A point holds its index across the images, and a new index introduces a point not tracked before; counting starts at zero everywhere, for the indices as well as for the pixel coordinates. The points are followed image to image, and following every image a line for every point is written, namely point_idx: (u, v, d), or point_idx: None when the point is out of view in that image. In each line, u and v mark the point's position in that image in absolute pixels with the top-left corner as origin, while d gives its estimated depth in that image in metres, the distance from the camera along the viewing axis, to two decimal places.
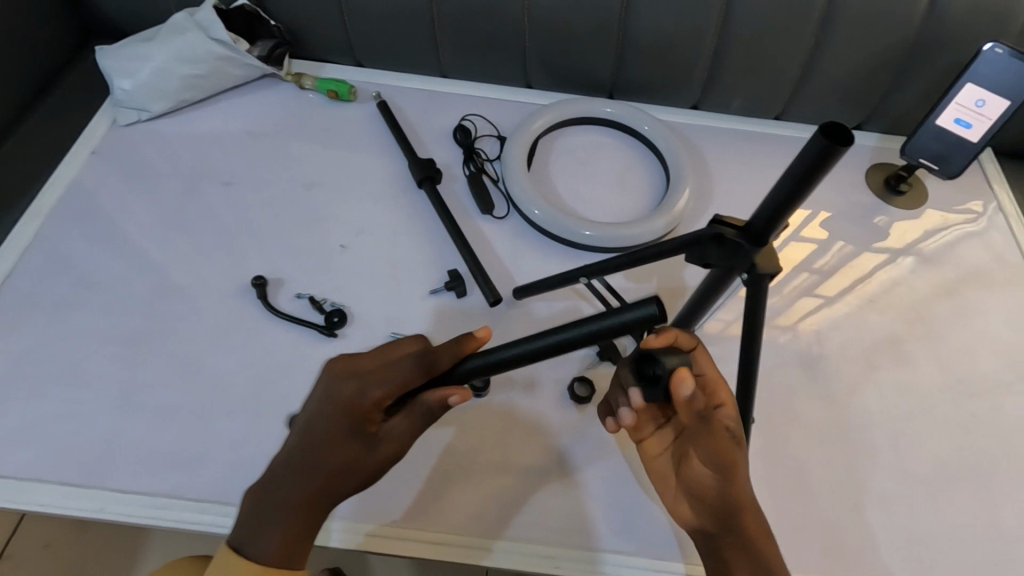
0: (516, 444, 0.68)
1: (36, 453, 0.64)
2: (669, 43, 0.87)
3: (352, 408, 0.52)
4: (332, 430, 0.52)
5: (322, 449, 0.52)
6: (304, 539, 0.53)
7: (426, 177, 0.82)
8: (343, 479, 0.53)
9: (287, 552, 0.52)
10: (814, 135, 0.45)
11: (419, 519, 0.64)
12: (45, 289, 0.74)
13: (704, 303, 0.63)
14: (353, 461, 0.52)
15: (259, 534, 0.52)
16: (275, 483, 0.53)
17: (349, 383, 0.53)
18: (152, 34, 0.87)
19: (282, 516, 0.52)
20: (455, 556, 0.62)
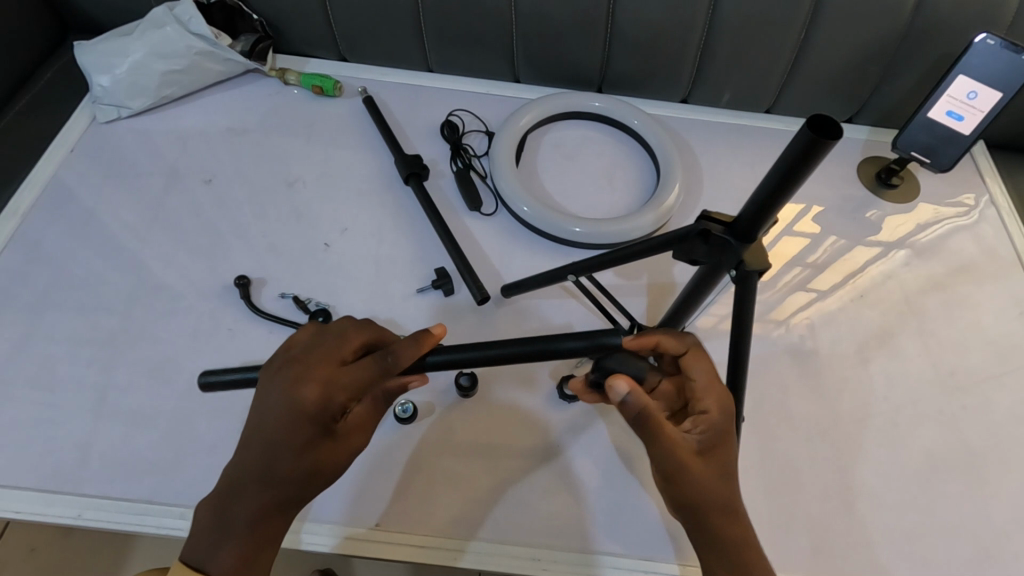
0: (503, 446, 0.67)
1: (12, 458, 0.63)
2: (658, 35, 0.85)
3: (317, 413, 0.51)
4: (296, 437, 0.50)
5: (287, 455, 0.50)
6: (268, 545, 0.51)
7: (412, 174, 0.80)
8: (312, 482, 0.51)
9: (250, 561, 0.50)
10: (802, 129, 0.44)
11: (404, 522, 0.63)
12: (21, 291, 0.72)
13: (692, 300, 0.62)
14: (322, 463, 0.51)
15: (221, 542, 0.50)
16: (235, 491, 0.50)
17: (310, 388, 0.51)
18: (130, 29, 0.85)
19: (244, 525, 0.50)
20: (440, 560, 0.61)
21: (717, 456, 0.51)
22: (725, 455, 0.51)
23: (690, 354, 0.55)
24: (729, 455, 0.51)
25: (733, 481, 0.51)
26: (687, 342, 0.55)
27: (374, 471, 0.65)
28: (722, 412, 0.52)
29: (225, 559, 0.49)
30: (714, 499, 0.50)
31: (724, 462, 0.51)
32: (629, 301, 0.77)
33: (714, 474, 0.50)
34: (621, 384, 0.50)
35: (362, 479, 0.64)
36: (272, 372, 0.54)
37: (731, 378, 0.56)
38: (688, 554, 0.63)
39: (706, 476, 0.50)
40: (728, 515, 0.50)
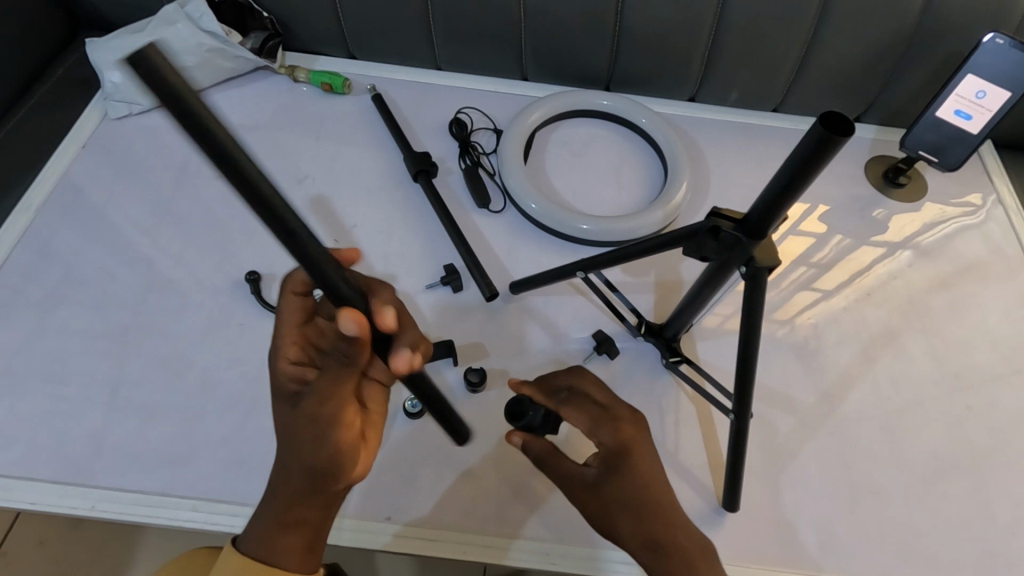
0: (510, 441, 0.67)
1: (25, 450, 0.64)
2: (666, 34, 0.86)
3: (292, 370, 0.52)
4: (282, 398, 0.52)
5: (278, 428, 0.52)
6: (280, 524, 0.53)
7: (421, 171, 0.81)
8: (309, 447, 0.50)
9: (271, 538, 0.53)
10: (814, 126, 0.44)
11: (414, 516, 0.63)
12: (35, 285, 0.73)
13: (702, 297, 0.63)
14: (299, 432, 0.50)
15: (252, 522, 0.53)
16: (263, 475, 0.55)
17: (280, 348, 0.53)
18: (141, 26, 0.85)
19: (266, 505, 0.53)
20: (450, 553, 0.62)
21: (612, 482, 0.54)
22: (620, 481, 0.54)
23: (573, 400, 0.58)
24: (625, 481, 0.54)
25: (639, 505, 0.53)
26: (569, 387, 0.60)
27: (382, 465, 0.65)
28: (607, 443, 0.56)
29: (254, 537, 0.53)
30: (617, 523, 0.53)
31: (620, 488, 0.54)
32: (637, 298, 0.77)
33: (608, 500, 0.54)
34: (513, 439, 0.59)
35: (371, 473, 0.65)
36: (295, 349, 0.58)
37: (740, 375, 0.59)
38: None
39: (603, 503, 0.54)
40: (644, 535, 0.52)
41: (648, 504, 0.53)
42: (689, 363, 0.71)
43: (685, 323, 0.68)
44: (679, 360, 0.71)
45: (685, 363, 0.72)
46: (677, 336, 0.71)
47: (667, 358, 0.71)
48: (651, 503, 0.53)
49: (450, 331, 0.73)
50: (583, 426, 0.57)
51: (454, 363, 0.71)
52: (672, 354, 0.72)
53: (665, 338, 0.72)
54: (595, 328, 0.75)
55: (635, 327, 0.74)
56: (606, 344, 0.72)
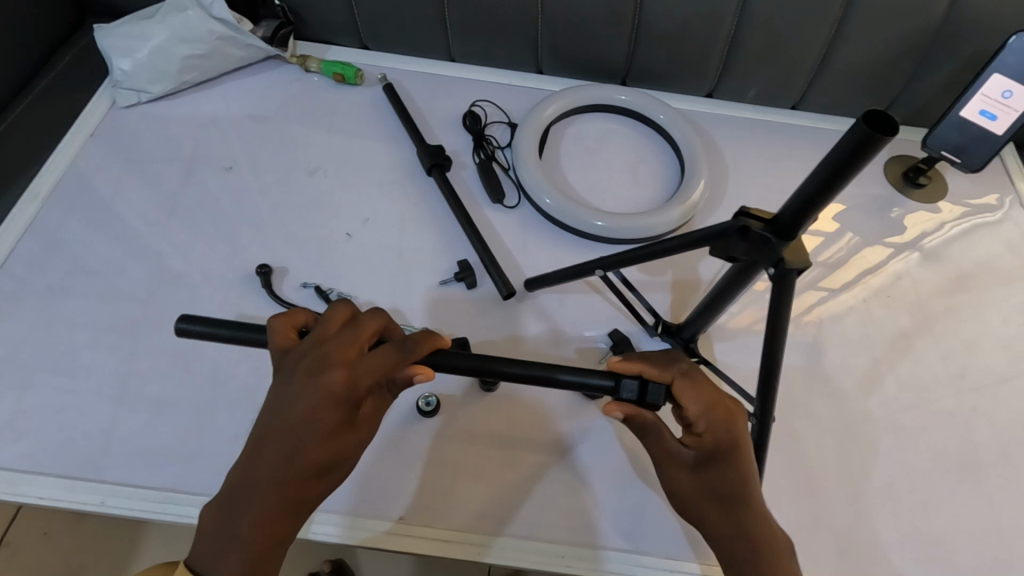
0: (527, 442, 0.67)
1: (32, 444, 0.63)
2: (686, 29, 0.84)
3: (344, 399, 0.49)
4: (325, 424, 0.49)
5: (307, 442, 0.48)
6: (278, 547, 0.48)
7: (435, 164, 0.79)
8: (329, 472, 0.50)
9: (262, 563, 0.47)
10: (857, 124, 0.44)
11: (429, 516, 0.62)
12: (43, 276, 0.72)
13: (724, 297, 0.62)
14: (342, 449, 0.50)
15: (238, 536, 0.46)
16: (247, 491, 0.47)
17: (332, 373, 0.49)
18: (150, 12, 0.83)
19: (255, 521, 0.47)
20: (464, 554, 0.61)
21: (714, 471, 0.50)
22: (720, 475, 0.50)
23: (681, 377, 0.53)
24: (724, 477, 0.50)
25: (731, 503, 0.49)
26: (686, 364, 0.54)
27: (395, 463, 0.64)
28: (716, 435, 0.50)
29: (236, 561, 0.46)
30: (708, 513, 0.50)
31: (717, 482, 0.50)
32: (652, 297, 0.76)
33: (705, 489, 0.50)
34: (615, 412, 0.54)
35: (382, 472, 0.64)
36: (288, 368, 0.51)
37: (763, 380, 0.57)
38: (711, 553, 0.62)
39: (700, 488, 0.50)
40: (734, 532, 0.49)
41: (741, 505, 0.49)
42: (706, 363, 0.70)
43: (703, 325, 0.67)
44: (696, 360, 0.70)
45: (769, 349, 0.57)
46: (695, 336, 0.69)
47: None
48: (743, 501, 0.49)
49: (461, 328, 0.72)
50: (692, 408, 0.51)
51: None
52: (689, 355, 0.70)
53: (682, 338, 0.70)
54: (611, 327, 0.74)
55: (652, 327, 0.73)
56: (592, 382, 0.55)
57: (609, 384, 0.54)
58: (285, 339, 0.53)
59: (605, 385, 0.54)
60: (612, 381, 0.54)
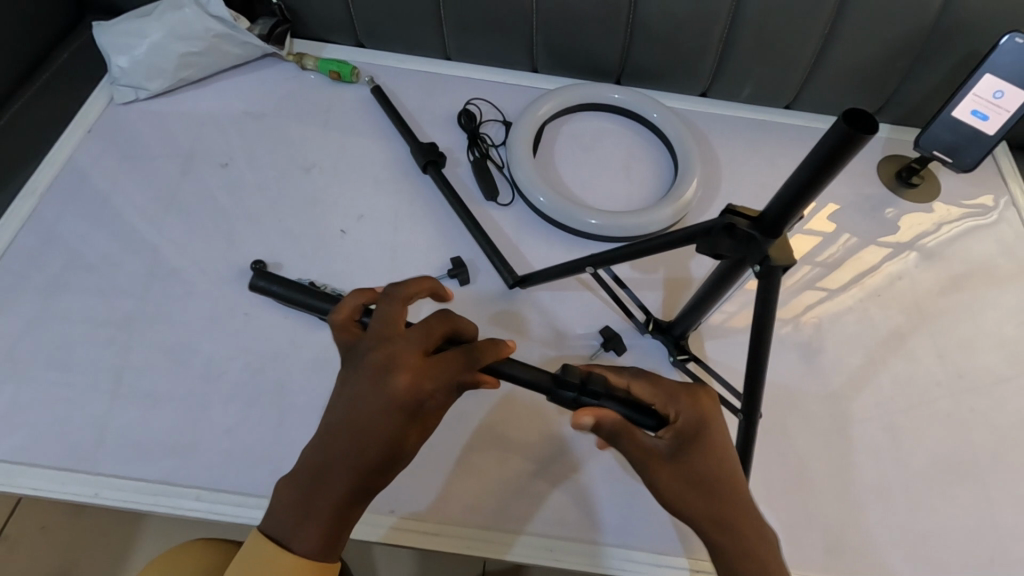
0: (529, 437, 0.67)
1: (29, 437, 0.63)
2: (679, 29, 0.85)
3: (410, 404, 0.50)
4: (388, 429, 0.49)
5: (374, 442, 0.49)
6: (349, 526, 0.51)
7: (430, 162, 0.80)
8: (393, 469, 0.51)
9: (333, 544, 0.50)
10: (837, 123, 0.44)
11: (445, 514, 0.63)
12: (39, 271, 0.72)
13: (714, 294, 0.62)
14: (408, 446, 0.51)
15: (306, 523, 0.49)
16: (319, 477, 0.49)
17: (400, 379, 0.50)
18: (148, 10, 0.84)
19: (325, 511, 0.49)
20: (483, 551, 0.62)
21: (691, 456, 0.52)
22: (694, 458, 0.52)
23: (632, 383, 0.55)
24: (699, 460, 0.52)
25: (710, 486, 0.51)
26: (632, 370, 0.56)
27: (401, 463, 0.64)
28: (687, 417, 0.53)
29: (315, 537, 0.49)
30: (693, 499, 0.51)
31: (692, 465, 0.51)
32: (645, 295, 0.77)
33: (682, 474, 0.51)
34: (586, 418, 0.51)
35: None
36: (355, 364, 0.52)
37: (750, 376, 0.58)
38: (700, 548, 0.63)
39: (676, 474, 0.51)
40: (715, 517, 0.51)
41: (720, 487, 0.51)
42: (696, 361, 0.70)
43: (694, 322, 0.68)
44: (686, 358, 0.70)
45: (755, 344, 0.58)
46: (686, 333, 0.70)
47: (674, 355, 0.71)
48: (725, 482, 0.52)
49: None
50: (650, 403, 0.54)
51: None
52: (679, 352, 0.71)
53: (673, 335, 0.71)
54: (602, 324, 0.74)
55: (643, 324, 0.73)
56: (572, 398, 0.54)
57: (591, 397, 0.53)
58: (345, 333, 0.55)
59: (569, 394, 0.54)
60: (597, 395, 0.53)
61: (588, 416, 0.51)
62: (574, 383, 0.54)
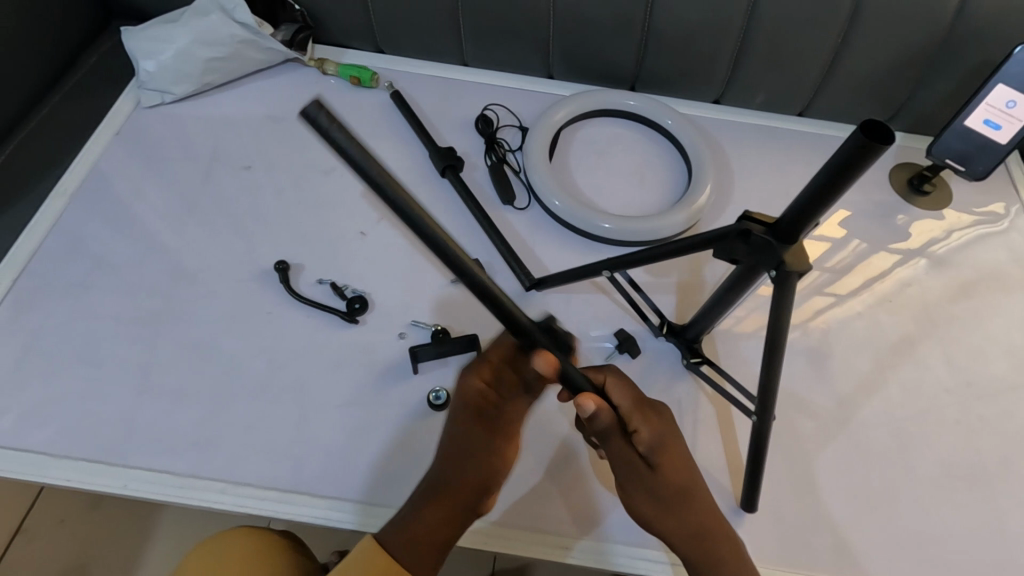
0: (556, 437, 0.68)
1: (60, 430, 0.65)
2: (694, 37, 0.86)
3: (471, 403, 0.63)
4: (461, 426, 0.62)
5: (457, 439, 0.62)
6: (437, 515, 0.60)
7: (448, 166, 0.82)
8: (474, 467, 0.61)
9: (422, 535, 0.59)
10: (853, 133, 0.46)
11: (515, 516, 0.64)
12: (69, 269, 0.75)
13: (728, 298, 0.64)
14: (480, 444, 0.61)
15: (409, 520, 0.59)
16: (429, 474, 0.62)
17: (471, 380, 0.63)
18: (174, 16, 0.86)
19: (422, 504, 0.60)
20: (543, 554, 0.63)
21: (662, 471, 0.58)
22: (663, 475, 0.58)
23: (608, 381, 0.60)
24: (668, 477, 0.58)
25: (677, 501, 0.58)
26: (605, 368, 0.62)
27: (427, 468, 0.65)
28: (653, 434, 0.59)
29: (410, 525, 0.59)
30: (665, 514, 0.58)
31: (662, 481, 0.58)
32: (659, 298, 0.78)
33: (652, 491, 0.58)
34: (589, 404, 0.55)
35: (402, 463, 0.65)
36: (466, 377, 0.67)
37: (763, 378, 0.60)
38: None
39: (647, 491, 0.58)
40: (687, 529, 0.58)
41: (687, 501, 0.59)
42: (710, 364, 0.71)
43: (707, 325, 0.69)
44: (700, 361, 0.71)
45: (770, 347, 0.59)
46: (699, 337, 0.71)
47: (687, 358, 0.72)
48: (690, 496, 0.59)
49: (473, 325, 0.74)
50: (621, 408, 0.59)
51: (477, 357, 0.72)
52: (692, 355, 0.72)
53: (686, 338, 0.72)
54: (616, 327, 0.75)
55: (657, 327, 0.74)
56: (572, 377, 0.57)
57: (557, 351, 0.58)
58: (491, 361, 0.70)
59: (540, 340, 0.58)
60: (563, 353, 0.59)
61: (550, 363, 0.55)
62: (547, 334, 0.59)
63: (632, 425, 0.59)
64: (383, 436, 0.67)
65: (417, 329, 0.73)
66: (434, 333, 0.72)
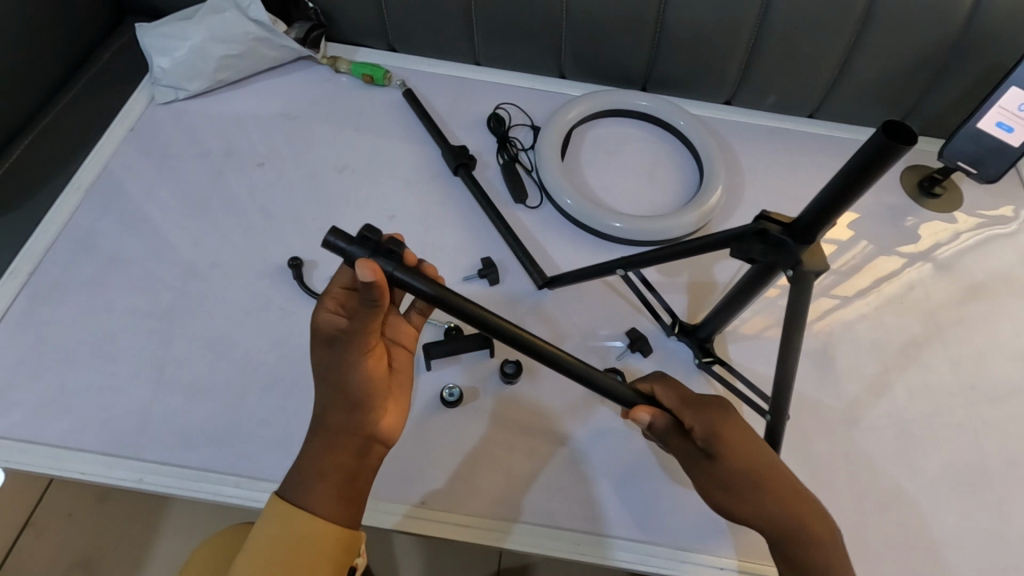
0: (568, 436, 0.69)
1: (75, 423, 0.65)
2: (707, 39, 0.86)
3: (322, 337, 0.54)
4: (322, 362, 0.55)
5: (324, 379, 0.56)
6: (329, 473, 0.56)
7: (460, 164, 0.82)
8: (353, 407, 0.56)
9: (312, 492, 0.55)
10: (876, 134, 0.46)
11: (449, 501, 0.64)
12: (84, 263, 0.75)
13: (742, 297, 0.64)
14: (342, 377, 0.54)
15: (304, 483, 0.56)
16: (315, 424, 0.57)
17: (320, 313, 0.53)
18: (189, 13, 0.87)
19: (320, 466, 0.56)
20: (481, 538, 0.63)
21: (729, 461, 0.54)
22: (727, 464, 0.54)
23: (656, 388, 0.60)
24: (733, 464, 0.54)
25: (749, 488, 0.53)
26: (653, 375, 0.62)
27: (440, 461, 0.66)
28: (706, 423, 0.55)
29: (304, 489, 0.55)
30: (743, 504, 0.53)
31: (728, 471, 0.54)
32: (670, 298, 0.78)
33: (720, 482, 0.54)
34: (643, 415, 0.58)
35: (415, 459, 0.66)
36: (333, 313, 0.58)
37: (777, 379, 0.60)
38: (717, 547, 0.64)
39: (713, 481, 0.55)
40: (777, 516, 0.52)
41: (760, 487, 0.53)
42: (721, 364, 0.71)
43: (719, 325, 0.69)
44: (711, 360, 0.72)
45: (784, 347, 0.60)
46: (711, 337, 0.72)
47: (699, 358, 0.72)
48: (774, 483, 0.53)
49: None
50: (672, 409, 0.58)
51: (489, 355, 0.73)
52: (704, 354, 0.72)
53: (698, 338, 0.72)
54: (628, 326, 0.76)
55: (669, 326, 0.75)
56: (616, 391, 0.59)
57: (385, 263, 0.51)
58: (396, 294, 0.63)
59: (359, 256, 0.51)
60: (393, 263, 0.51)
61: (373, 274, 0.47)
62: (367, 245, 0.51)
63: (685, 422, 0.57)
64: None
65: (431, 326, 0.74)
66: (448, 330, 0.73)
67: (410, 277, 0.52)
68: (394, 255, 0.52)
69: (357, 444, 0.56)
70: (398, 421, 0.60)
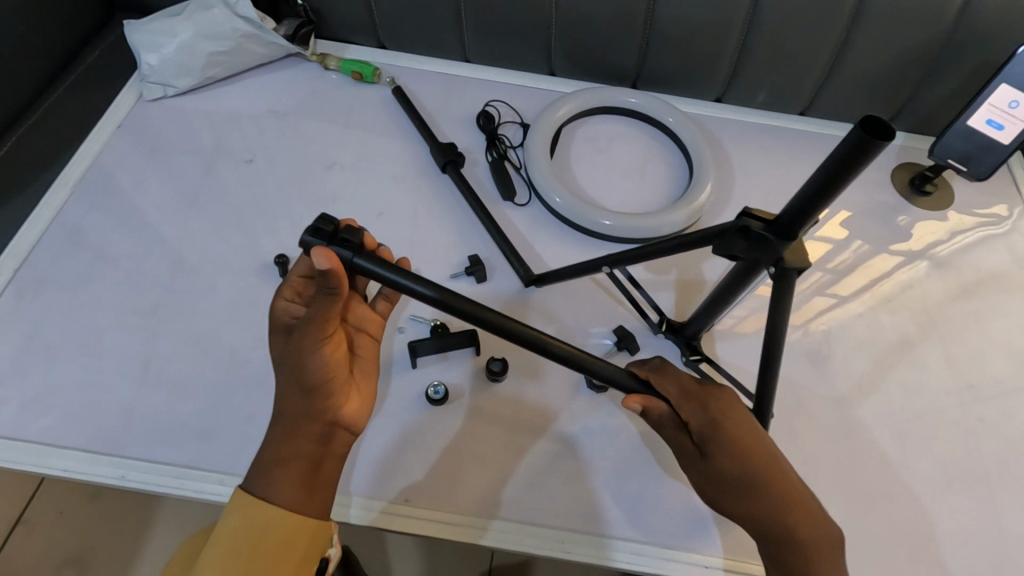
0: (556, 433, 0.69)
1: (58, 420, 0.65)
2: (696, 36, 0.86)
3: (279, 324, 0.58)
4: (280, 349, 0.57)
5: (283, 366, 0.56)
6: (288, 459, 0.56)
7: (449, 161, 0.82)
8: (311, 393, 0.56)
9: (270, 480, 0.55)
10: (854, 130, 0.46)
11: (436, 501, 0.64)
12: (70, 260, 0.75)
13: (728, 295, 0.63)
14: (298, 363, 0.55)
15: (266, 475, 0.55)
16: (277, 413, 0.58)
17: (279, 301, 0.58)
18: (178, 9, 0.86)
19: (281, 454, 0.56)
20: (458, 535, 0.63)
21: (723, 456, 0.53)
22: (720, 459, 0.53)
23: (652, 377, 0.60)
24: (728, 460, 0.53)
25: (743, 486, 0.53)
26: (652, 364, 0.61)
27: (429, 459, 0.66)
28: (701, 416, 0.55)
29: (267, 481, 0.55)
30: (734, 500, 0.53)
31: (722, 467, 0.53)
32: (658, 296, 0.78)
33: (714, 477, 0.54)
34: (634, 405, 0.57)
35: (403, 459, 0.66)
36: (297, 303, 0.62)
37: (762, 375, 0.59)
38: (708, 546, 0.64)
39: (708, 477, 0.54)
40: (769, 516, 0.52)
41: (753, 487, 0.52)
42: (708, 361, 0.71)
43: (706, 322, 0.69)
44: (698, 358, 0.71)
45: (770, 344, 0.59)
46: (698, 334, 0.71)
47: (686, 355, 0.72)
48: (769, 481, 0.52)
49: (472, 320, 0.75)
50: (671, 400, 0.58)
51: (475, 353, 0.73)
52: (691, 352, 0.72)
53: (685, 336, 0.72)
54: (616, 324, 0.75)
55: (656, 324, 0.74)
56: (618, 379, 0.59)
57: (341, 251, 0.53)
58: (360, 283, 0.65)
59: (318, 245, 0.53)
60: (350, 250, 0.53)
61: (328, 260, 0.49)
62: (325, 235, 0.53)
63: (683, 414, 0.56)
64: (383, 429, 0.67)
65: (418, 324, 0.74)
66: (435, 327, 0.73)
67: (367, 261, 0.54)
68: (348, 242, 0.54)
69: (318, 431, 0.57)
70: (361, 408, 0.60)
